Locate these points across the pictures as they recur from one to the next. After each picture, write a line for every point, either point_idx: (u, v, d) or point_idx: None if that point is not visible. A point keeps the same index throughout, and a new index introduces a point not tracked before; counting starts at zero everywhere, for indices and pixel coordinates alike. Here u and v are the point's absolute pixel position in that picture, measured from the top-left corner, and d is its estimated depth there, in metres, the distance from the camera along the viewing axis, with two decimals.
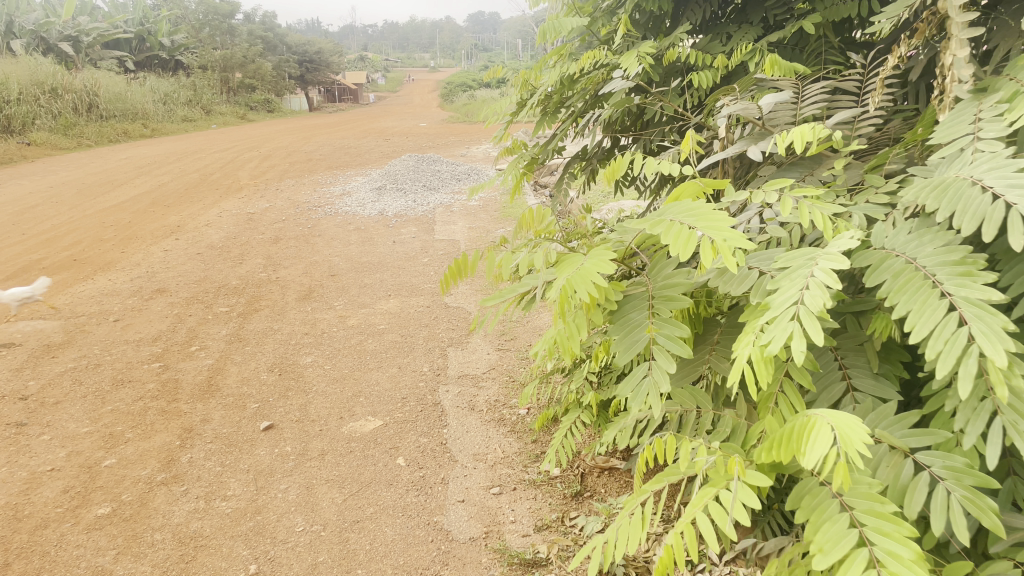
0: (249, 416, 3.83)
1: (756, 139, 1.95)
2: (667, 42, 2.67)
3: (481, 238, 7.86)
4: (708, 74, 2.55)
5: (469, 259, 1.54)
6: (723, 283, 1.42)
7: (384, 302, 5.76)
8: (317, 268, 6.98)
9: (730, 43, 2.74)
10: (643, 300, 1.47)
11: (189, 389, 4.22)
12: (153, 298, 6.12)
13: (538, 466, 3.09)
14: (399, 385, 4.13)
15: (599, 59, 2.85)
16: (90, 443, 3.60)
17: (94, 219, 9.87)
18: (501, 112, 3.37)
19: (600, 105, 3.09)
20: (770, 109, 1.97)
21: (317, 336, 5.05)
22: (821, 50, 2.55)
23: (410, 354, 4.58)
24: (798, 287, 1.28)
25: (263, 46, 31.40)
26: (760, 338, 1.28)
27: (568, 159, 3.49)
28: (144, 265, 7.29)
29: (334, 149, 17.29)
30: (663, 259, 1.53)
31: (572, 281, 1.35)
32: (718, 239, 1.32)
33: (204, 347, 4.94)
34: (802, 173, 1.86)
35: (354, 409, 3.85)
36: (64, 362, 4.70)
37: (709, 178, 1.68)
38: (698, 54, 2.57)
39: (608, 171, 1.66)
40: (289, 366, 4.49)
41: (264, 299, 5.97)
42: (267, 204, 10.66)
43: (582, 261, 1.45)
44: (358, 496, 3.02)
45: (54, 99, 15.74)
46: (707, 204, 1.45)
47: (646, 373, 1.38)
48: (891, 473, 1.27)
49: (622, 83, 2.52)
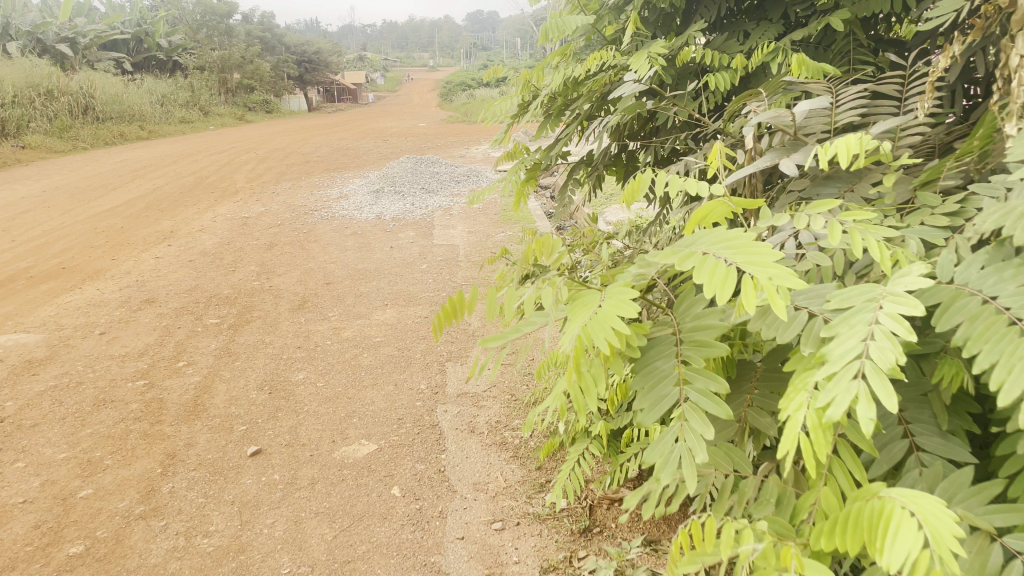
0: (236, 440, 3.61)
1: (788, 150, 1.73)
2: (680, 40, 2.45)
3: (481, 243, 7.65)
4: (726, 75, 2.32)
5: (467, 297, 1.33)
6: (766, 327, 1.20)
7: (380, 313, 5.55)
8: (312, 275, 6.77)
9: (748, 42, 2.51)
10: (670, 345, 1.25)
11: (174, 409, 4.00)
12: (142, 309, 5.90)
13: (544, 497, 2.87)
14: (394, 404, 3.91)
15: (606, 60, 2.64)
16: (67, 471, 3.39)
17: (86, 225, 9.65)
18: (501, 116, 3.16)
19: (607, 108, 2.87)
20: (804, 116, 1.76)
21: (310, 350, 4.83)
22: (848, 49, 2.33)
23: (406, 370, 4.37)
24: (859, 337, 1.07)
25: (261, 46, 31.20)
26: (817, 399, 1.07)
27: (572, 164, 3.27)
28: (134, 273, 7.08)
29: (332, 151, 17.07)
30: (692, 295, 1.32)
31: (588, 330, 1.14)
32: (762, 277, 1.10)
33: (191, 362, 4.72)
34: (840, 188, 1.66)
35: (347, 431, 3.64)
36: (45, 380, 4.49)
37: (743, 197, 1.46)
38: (715, 54, 2.35)
39: (627, 191, 1.45)
40: (279, 384, 4.27)
41: (256, 310, 5.76)
42: (263, 209, 10.44)
43: (597, 301, 1.22)
44: (349, 532, 2.80)
45: (49, 101, 15.52)
46: (745, 232, 1.23)
47: (676, 436, 1.16)
48: (975, 561, 1.05)
49: (634, 85, 2.29)
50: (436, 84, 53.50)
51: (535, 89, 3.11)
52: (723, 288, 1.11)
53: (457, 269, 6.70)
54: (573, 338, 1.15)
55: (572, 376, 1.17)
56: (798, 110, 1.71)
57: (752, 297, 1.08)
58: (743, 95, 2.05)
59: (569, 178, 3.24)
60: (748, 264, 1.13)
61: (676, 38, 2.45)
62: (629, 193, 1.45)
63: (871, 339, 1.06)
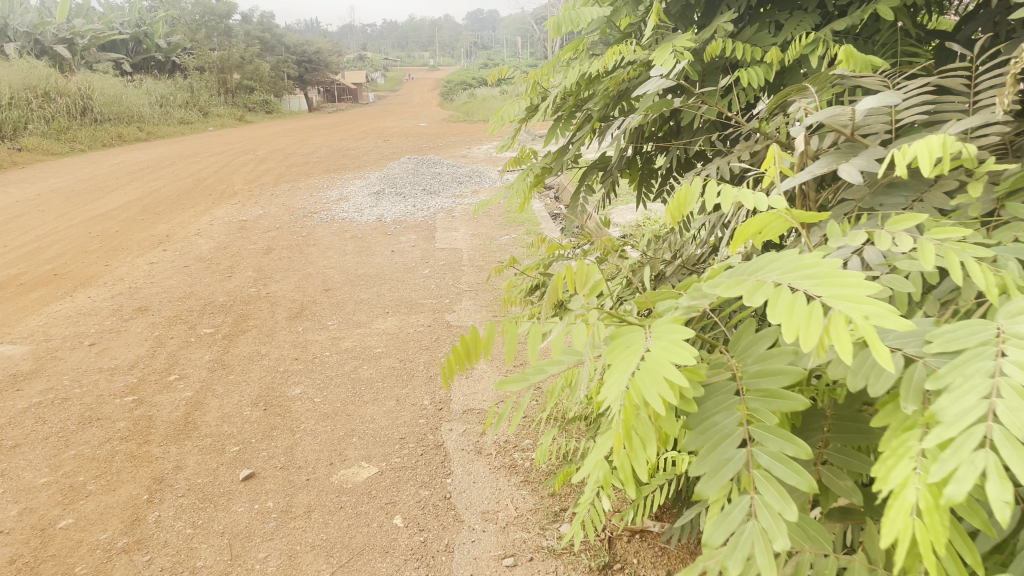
0: (227, 463, 3.39)
1: (847, 154, 1.50)
2: (707, 32, 2.24)
3: (485, 246, 7.45)
4: (759, 70, 2.10)
5: (482, 334, 1.10)
6: (851, 375, 0.96)
7: (381, 321, 5.33)
8: (310, 282, 6.56)
9: (781, 33, 2.28)
10: (730, 396, 1.02)
11: (163, 427, 3.78)
12: (134, 318, 5.69)
13: (559, 529, 2.64)
14: (396, 421, 3.69)
15: (625, 55, 2.41)
16: (47, 499, 3.17)
17: (81, 229, 9.45)
18: (509, 124, 2.92)
19: (624, 108, 2.65)
20: (864, 114, 1.53)
21: (308, 362, 4.62)
22: (894, 42, 2.12)
23: (409, 384, 4.15)
24: (982, 394, 0.83)
25: (261, 47, 31.03)
26: (928, 471, 0.84)
27: (585, 168, 3.07)
28: (127, 280, 6.86)
29: (333, 152, 16.86)
30: (753, 334, 1.09)
31: (638, 382, 0.91)
32: (856, 316, 0.87)
33: (183, 375, 4.50)
34: (908, 197, 1.44)
35: (346, 452, 3.42)
36: (29, 395, 4.27)
37: (806, 212, 1.24)
38: (747, 48, 2.12)
39: (671, 205, 1.23)
40: (275, 400, 4.05)
41: (252, 318, 5.54)
42: (261, 211, 10.24)
43: (644, 346, 0.98)
44: (348, 569, 2.59)
45: (47, 103, 15.32)
46: (822, 257, 1.00)
47: (747, 515, 0.92)
48: None
49: (659, 82, 2.06)
50: (435, 83, 53.30)
51: (545, 89, 2.89)
52: (806, 328, 0.88)
53: (461, 274, 6.49)
54: (618, 394, 0.92)
55: (618, 438, 0.92)
56: (858, 107, 1.49)
57: (846, 345, 0.85)
58: (786, 90, 1.85)
59: (581, 183, 3.03)
60: (836, 299, 0.90)
61: (702, 29, 2.24)
62: (675, 207, 1.23)
63: (998, 396, 0.82)
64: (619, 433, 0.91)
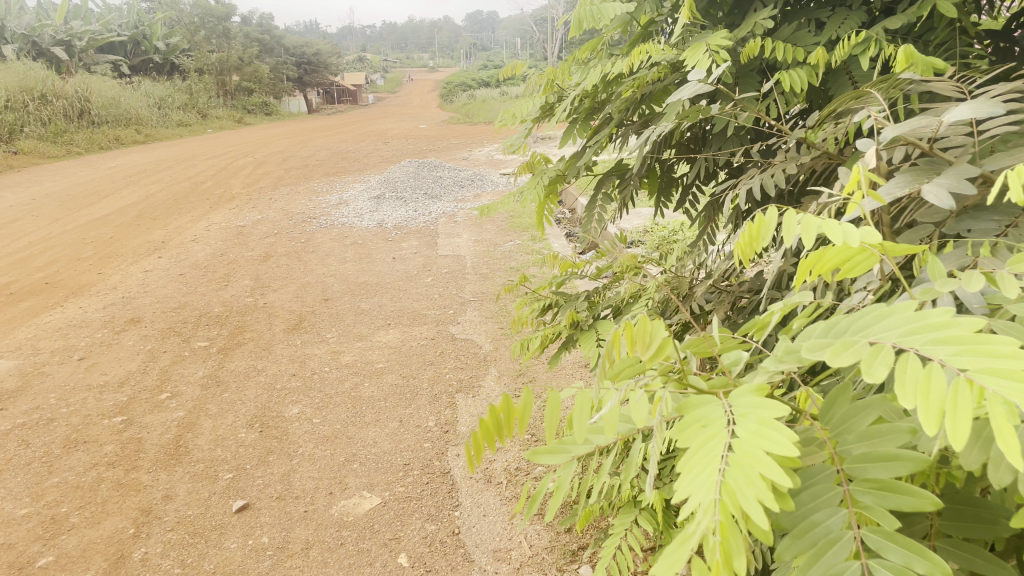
0: (220, 492, 3.19)
1: (928, 172, 1.30)
2: (745, 28, 2.03)
3: (489, 253, 7.24)
4: (802, 73, 1.90)
5: (518, 403, 0.88)
6: (993, 466, 0.75)
7: (383, 334, 5.11)
8: (309, 291, 6.35)
9: (825, 31, 2.06)
10: (831, 487, 0.82)
11: (153, 452, 3.57)
12: (125, 331, 5.48)
13: (577, 571, 2.43)
14: (400, 445, 3.47)
15: (651, 55, 2.20)
16: (26, 532, 2.97)
17: (75, 235, 9.24)
18: (522, 126, 2.69)
19: (647, 113, 2.45)
20: (946, 125, 1.32)
21: (307, 378, 4.40)
22: (952, 43, 1.91)
23: (413, 404, 3.93)
24: None
25: (260, 48, 30.81)
26: None
27: (601, 175, 2.87)
28: (120, 289, 6.65)
29: (333, 154, 16.64)
30: (852, 402, 0.88)
31: (730, 484, 0.70)
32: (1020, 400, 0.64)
33: (175, 394, 4.29)
34: (1002, 221, 1.23)
35: (347, 481, 3.20)
36: (14, 415, 4.07)
37: (900, 246, 1.04)
38: (788, 48, 1.91)
39: (742, 241, 1.02)
40: (272, 421, 3.84)
41: (249, 331, 5.33)
42: (260, 216, 10.03)
43: (735, 437, 0.76)
44: None
45: (43, 105, 15.11)
46: (952, 311, 0.78)
47: None
48: None
49: (697, 84, 1.81)
50: (435, 85, 53.12)
51: (561, 90, 2.68)
52: (952, 414, 0.68)
53: (465, 283, 6.28)
54: (708, 502, 0.70)
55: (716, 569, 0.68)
56: (943, 118, 1.28)
57: (1009, 441, 0.63)
58: (838, 99, 1.65)
59: (597, 191, 2.82)
60: (986, 374, 0.68)
61: (739, 25, 2.03)
62: (746, 242, 1.03)
63: None
64: (716, 562, 0.68)
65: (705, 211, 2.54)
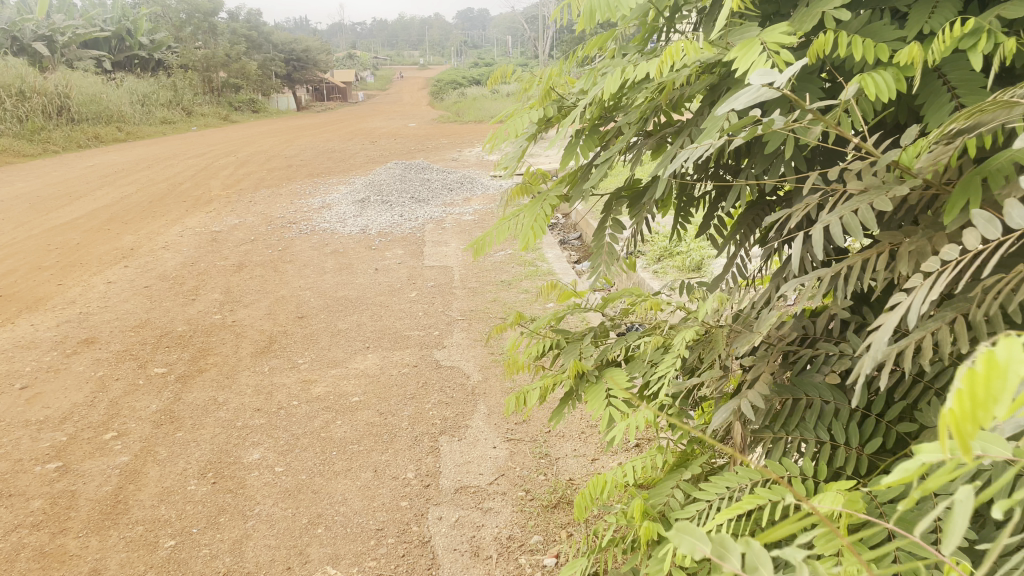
0: (158, 566, 2.70)
1: None
2: (811, 19, 1.58)
3: (478, 264, 6.78)
4: (884, 76, 1.45)
5: None
6: None
7: (360, 359, 4.63)
8: (283, 306, 5.87)
9: (908, 26, 1.60)
10: None
11: (86, 511, 3.07)
12: (77, 353, 4.97)
13: None
14: (373, 504, 2.99)
15: (687, 55, 1.73)
16: None
17: (39, 240, 8.72)
18: (519, 143, 2.18)
19: (670, 126, 2.01)
20: None
21: (271, 415, 3.90)
22: None
23: (391, 448, 3.45)
24: None
25: (248, 46, 30.13)
26: None
27: (609, 198, 2.42)
28: (78, 304, 6.15)
29: (318, 154, 16.12)
30: None
31: None
32: None
33: (123, 432, 3.78)
34: None
35: (308, 552, 2.72)
36: None
37: None
38: (865, 41, 1.47)
39: (957, 403, 0.58)
40: (227, 469, 3.35)
41: (213, 354, 4.83)
42: (238, 221, 9.54)
43: None
44: None
45: (21, 102, 14.55)
46: None
47: None
48: None
49: (749, 96, 1.33)
50: (426, 85, 52.58)
51: (560, 98, 2.23)
52: None
53: (451, 299, 5.81)
54: None
55: None
56: None
57: None
58: (962, 113, 1.23)
59: (607, 214, 2.38)
60: None
61: (804, 15, 1.58)
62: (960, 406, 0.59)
63: None
64: None
65: (738, 231, 2.11)
